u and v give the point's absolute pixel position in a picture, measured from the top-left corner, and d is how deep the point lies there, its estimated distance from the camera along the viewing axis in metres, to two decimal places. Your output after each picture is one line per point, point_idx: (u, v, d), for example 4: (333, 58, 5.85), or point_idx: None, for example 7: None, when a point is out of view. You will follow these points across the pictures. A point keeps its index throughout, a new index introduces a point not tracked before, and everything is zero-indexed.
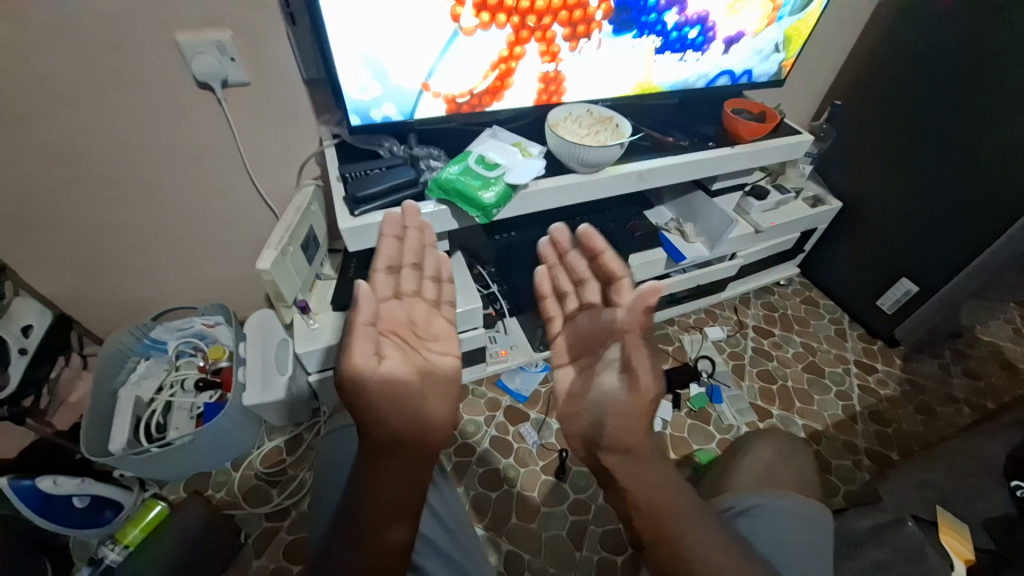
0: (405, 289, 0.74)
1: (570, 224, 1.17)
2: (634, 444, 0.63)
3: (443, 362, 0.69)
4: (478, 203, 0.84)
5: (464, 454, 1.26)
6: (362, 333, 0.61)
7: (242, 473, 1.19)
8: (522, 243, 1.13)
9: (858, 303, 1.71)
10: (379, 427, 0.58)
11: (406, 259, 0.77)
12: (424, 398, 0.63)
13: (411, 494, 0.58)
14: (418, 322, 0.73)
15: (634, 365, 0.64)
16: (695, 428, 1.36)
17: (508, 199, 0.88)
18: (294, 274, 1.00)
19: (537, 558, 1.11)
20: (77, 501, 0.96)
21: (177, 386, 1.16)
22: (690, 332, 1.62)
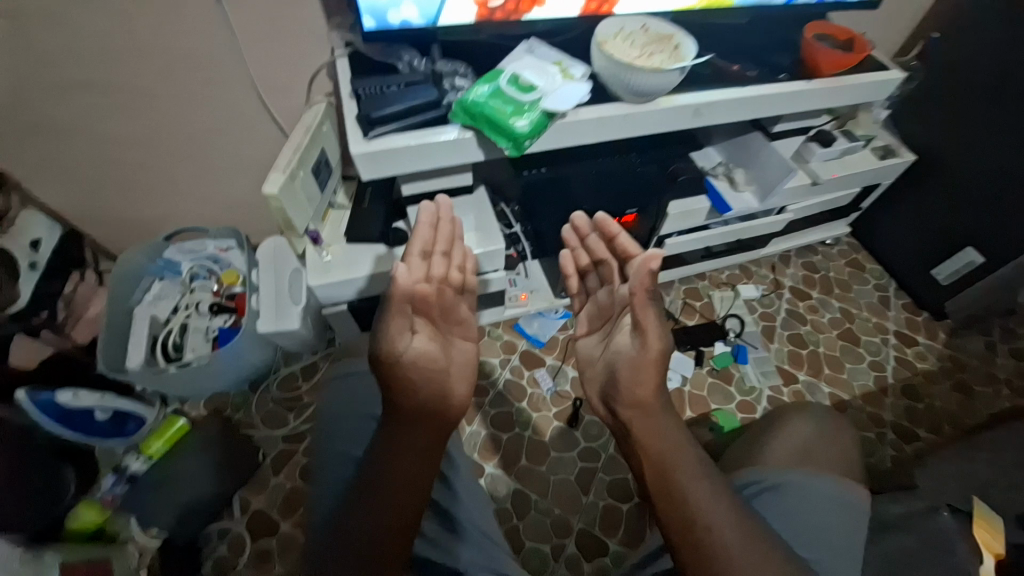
0: (434, 272, 0.68)
1: (606, 163, 1.05)
2: (646, 395, 0.66)
3: (463, 348, 0.69)
4: (510, 133, 0.73)
5: (478, 394, 1.25)
6: (399, 311, 0.60)
7: (260, 396, 1.21)
8: (552, 181, 1.03)
9: (909, 270, 1.57)
10: (407, 396, 0.60)
11: (438, 245, 0.70)
12: (449, 375, 0.65)
13: (428, 462, 0.59)
14: (446, 305, 0.69)
15: (643, 323, 0.66)
16: (714, 387, 1.32)
17: (543, 128, 0.76)
18: (303, 202, 0.93)
19: (544, 498, 1.12)
20: (99, 414, 1.00)
21: (192, 308, 1.15)
22: (721, 289, 1.52)
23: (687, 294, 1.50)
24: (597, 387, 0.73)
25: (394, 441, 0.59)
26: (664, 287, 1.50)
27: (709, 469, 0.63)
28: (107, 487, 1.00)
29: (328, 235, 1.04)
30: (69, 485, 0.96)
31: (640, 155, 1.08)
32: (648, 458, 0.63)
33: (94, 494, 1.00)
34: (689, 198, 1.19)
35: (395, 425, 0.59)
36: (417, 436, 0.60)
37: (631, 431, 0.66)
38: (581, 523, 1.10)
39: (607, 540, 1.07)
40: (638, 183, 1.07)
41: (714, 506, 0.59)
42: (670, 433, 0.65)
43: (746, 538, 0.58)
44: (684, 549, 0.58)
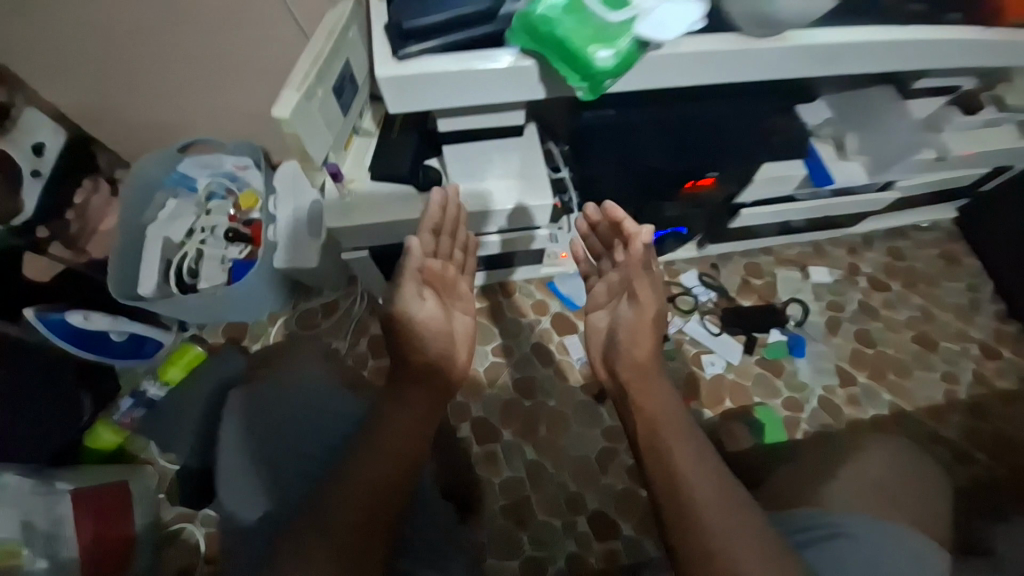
0: (440, 251, 0.76)
1: (686, 111, 0.85)
2: (641, 355, 0.71)
3: (462, 323, 0.79)
4: (588, 68, 0.56)
5: (502, 355, 1.17)
6: (410, 277, 0.70)
7: (278, 329, 1.16)
8: (613, 127, 0.85)
9: (1008, 275, 1.32)
10: (418, 354, 0.72)
11: (448, 225, 0.76)
12: (453, 340, 0.76)
13: (429, 419, 0.71)
14: (448, 282, 0.77)
15: (639, 290, 0.73)
16: (761, 379, 1.19)
17: (631, 61, 0.58)
18: (319, 129, 0.79)
19: (560, 472, 1.07)
20: (114, 335, 0.99)
21: (207, 232, 1.07)
22: (788, 268, 1.33)
23: (747, 270, 1.32)
24: (599, 345, 0.76)
25: (402, 396, 0.70)
26: (721, 259, 1.32)
27: (698, 433, 0.66)
28: (125, 409, 1.01)
29: (348, 168, 0.91)
30: (84, 407, 0.97)
31: (732, 105, 0.87)
32: (643, 415, 0.67)
33: (112, 414, 1.01)
34: (782, 164, 0.99)
35: (406, 382, 0.71)
36: (417, 394, 0.70)
37: (628, 391, 0.70)
38: (594, 502, 1.05)
39: (620, 522, 1.03)
40: (724, 143, 0.88)
41: (700, 465, 0.62)
42: (670, 399, 0.68)
43: (723, 497, 0.60)
44: (663, 481, 0.61)
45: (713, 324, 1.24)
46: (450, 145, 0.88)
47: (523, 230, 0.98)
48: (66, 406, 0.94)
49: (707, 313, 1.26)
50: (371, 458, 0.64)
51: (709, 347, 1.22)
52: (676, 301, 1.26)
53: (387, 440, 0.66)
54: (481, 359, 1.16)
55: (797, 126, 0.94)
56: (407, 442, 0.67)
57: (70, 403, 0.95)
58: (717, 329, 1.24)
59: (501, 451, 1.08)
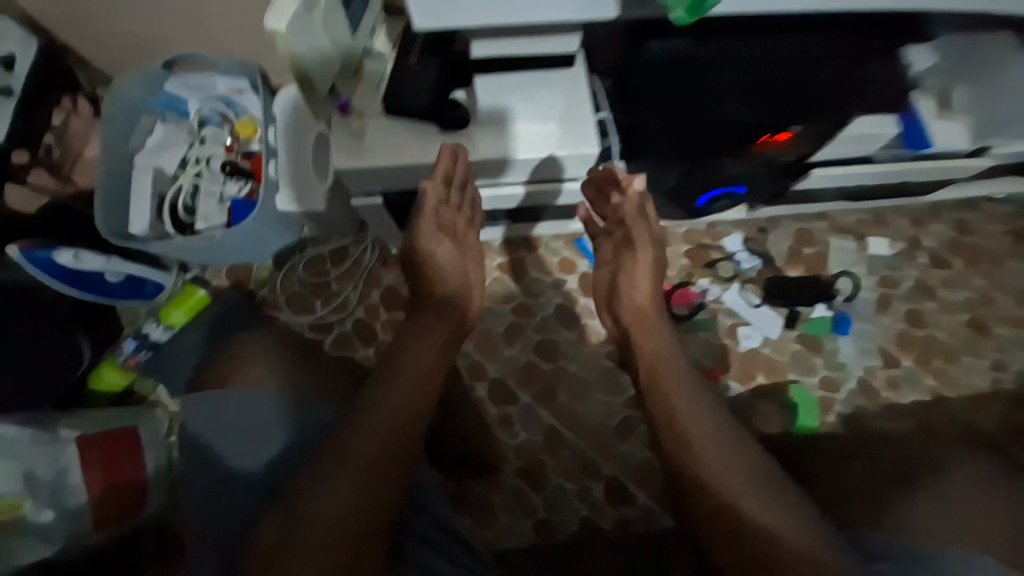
0: (451, 202, 0.78)
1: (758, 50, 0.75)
2: (641, 299, 0.85)
3: (475, 273, 0.83)
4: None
5: (523, 315, 1.10)
6: (431, 221, 0.77)
7: (285, 274, 1.09)
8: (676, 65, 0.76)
9: None
10: (438, 288, 0.79)
11: (458, 179, 0.77)
12: (468, 283, 0.82)
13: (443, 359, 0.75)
14: (459, 232, 0.81)
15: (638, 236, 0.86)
16: (798, 356, 1.12)
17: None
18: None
19: (577, 438, 1.03)
20: (110, 276, 0.93)
21: (203, 165, 0.97)
22: (843, 236, 1.20)
23: (798, 236, 1.19)
24: (605, 290, 0.91)
25: (424, 329, 0.76)
26: (770, 223, 1.20)
27: (690, 374, 0.78)
28: (128, 351, 0.96)
29: (356, 100, 0.78)
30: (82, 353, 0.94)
31: (813, 45, 0.74)
32: (644, 355, 0.81)
33: (117, 356, 0.96)
34: (869, 120, 0.84)
35: (429, 313, 0.77)
36: (437, 328, 0.76)
37: (631, 334, 0.84)
38: (611, 471, 1.02)
39: (636, 491, 1.01)
40: (801, 94, 0.76)
41: (700, 409, 0.73)
42: (666, 339, 0.82)
43: (723, 436, 0.71)
44: (663, 421, 0.74)
45: (754, 295, 1.14)
46: (483, 75, 0.72)
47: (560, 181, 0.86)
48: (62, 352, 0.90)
49: (748, 281, 1.15)
50: (393, 386, 0.68)
51: (746, 319, 1.13)
52: (715, 267, 1.15)
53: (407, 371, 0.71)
54: (500, 318, 1.09)
55: (898, 70, 0.77)
56: (424, 376, 0.71)
57: (68, 345, 0.91)
58: (757, 300, 1.14)
59: (517, 415, 1.04)
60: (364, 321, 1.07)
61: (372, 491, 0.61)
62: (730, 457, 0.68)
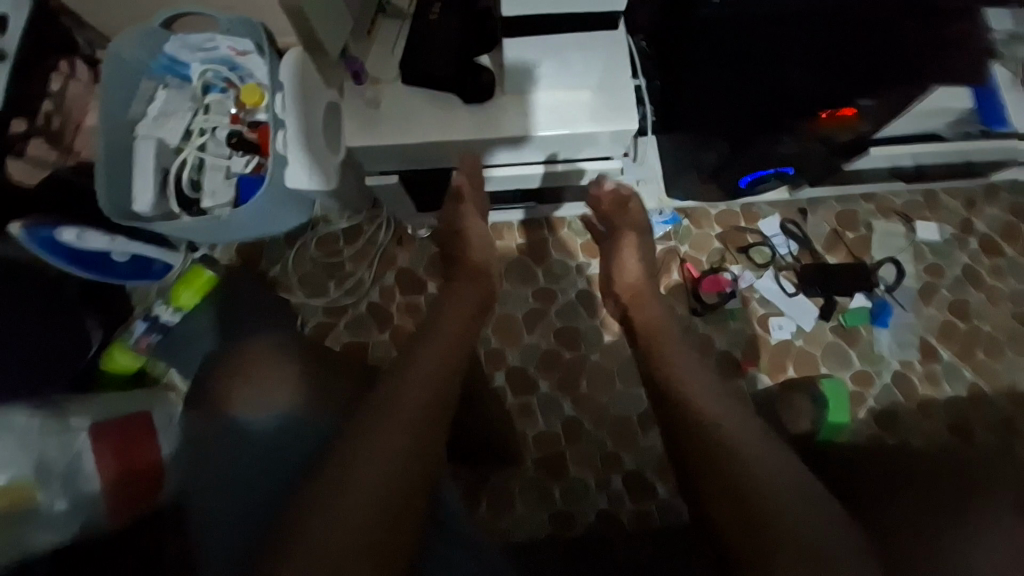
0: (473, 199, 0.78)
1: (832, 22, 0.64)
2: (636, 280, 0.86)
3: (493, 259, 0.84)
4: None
5: (544, 300, 1.05)
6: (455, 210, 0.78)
7: (297, 254, 1.04)
8: (739, 30, 0.65)
9: None
10: (467, 255, 0.79)
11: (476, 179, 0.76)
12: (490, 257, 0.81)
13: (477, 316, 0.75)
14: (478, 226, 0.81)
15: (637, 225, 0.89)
16: (833, 348, 1.07)
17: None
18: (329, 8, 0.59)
19: (598, 429, 1.01)
20: (116, 256, 0.90)
21: (208, 135, 0.90)
22: (890, 220, 1.12)
23: (840, 219, 1.11)
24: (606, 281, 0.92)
25: (457, 291, 0.76)
26: (812, 204, 1.12)
27: (685, 343, 0.78)
28: (139, 333, 0.94)
29: (369, 66, 0.70)
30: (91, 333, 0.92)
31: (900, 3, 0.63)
32: (644, 329, 0.81)
33: (128, 338, 0.95)
34: (942, 93, 0.75)
35: (459, 277, 0.78)
36: (468, 290, 0.76)
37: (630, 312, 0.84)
38: (632, 463, 1.00)
39: (657, 484, 0.99)
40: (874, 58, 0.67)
41: (694, 370, 0.72)
42: (658, 310, 0.83)
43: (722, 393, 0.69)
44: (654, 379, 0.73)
45: (789, 283, 1.08)
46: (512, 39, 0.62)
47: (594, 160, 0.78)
48: (70, 333, 0.89)
49: (785, 268, 1.09)
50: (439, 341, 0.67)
51: (779, 308, 1.07)
52: (749, 252, 1.08)
53: (450, 326, 0.70)
54: (521, 303, 1.05)
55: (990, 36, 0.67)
56: (465, 332, 0.71)
57: (76, 327, 0.90)
58: (792, 289, 1.08)
59: (537, 404, 1.01)
60: (378, 304, 1.03)
61: (411, 453, 0.56)
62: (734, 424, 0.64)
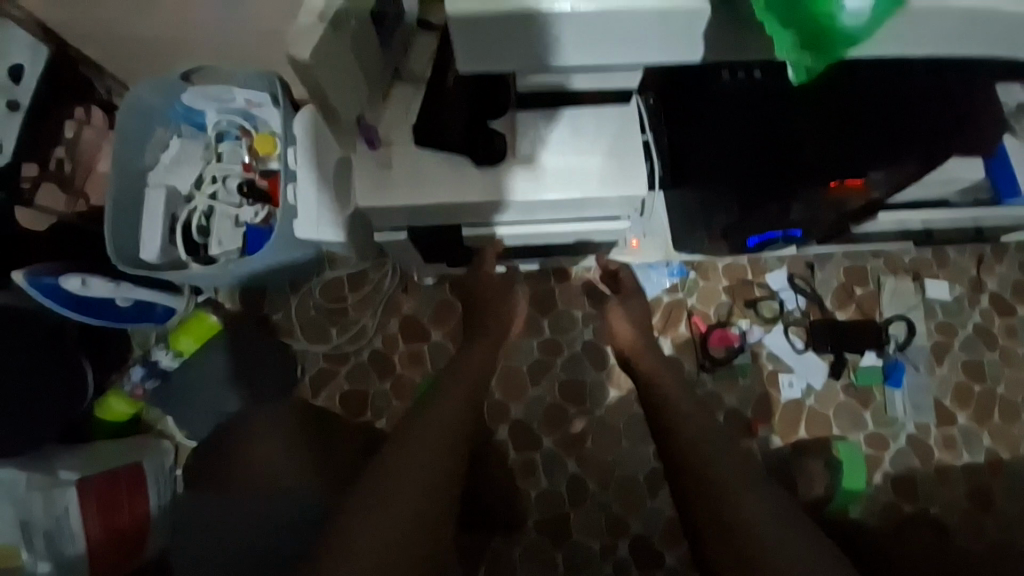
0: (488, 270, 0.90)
1: (823, 99, 0.72)
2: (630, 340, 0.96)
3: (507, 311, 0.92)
4: (829, 19, 0.36)
5: (549, 352, 1.03)
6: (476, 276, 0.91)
7: (301, 299, 1.04)
8: (741, 103, 0.75)
9: None
10: (486, 311, 0.89)
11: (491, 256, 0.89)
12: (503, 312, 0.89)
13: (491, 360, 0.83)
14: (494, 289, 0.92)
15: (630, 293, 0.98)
16: (845, 409, 1.04)
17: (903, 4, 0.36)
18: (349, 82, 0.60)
19: (602, 490, 0.97)
20: (120, 301, 0.88)
21: (219, 183, 0.91)
22: (899, 277, 1.11)
23: (849, 275, 1.11)
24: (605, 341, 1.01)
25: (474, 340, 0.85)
26: (820, 259, 1.11)
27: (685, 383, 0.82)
28: (135, 380, 0.93)
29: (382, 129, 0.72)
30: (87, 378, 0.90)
31: None
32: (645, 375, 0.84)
33: (124, 386, 0.93)
34: (950, 164, 0.75)
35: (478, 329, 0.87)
36: (484, 339, 0.85)
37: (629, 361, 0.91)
38: (638, 527, 0.96)
39: (663, 551, 0.95)
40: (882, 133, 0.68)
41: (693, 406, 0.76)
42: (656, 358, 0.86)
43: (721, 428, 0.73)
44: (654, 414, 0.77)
45: (798, 339, 1.06)
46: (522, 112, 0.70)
47: (603, 220, 0.78)
48: (66, 379, 0.86)
49: (794, 324, 1.07)
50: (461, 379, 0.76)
51: (789, 365, 1.05)
52: (757, 307, 1.07)
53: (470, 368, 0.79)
54: (526, 355, 1.03)
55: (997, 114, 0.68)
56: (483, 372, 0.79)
57: (73, 376, 0.87)
58: (802, 345, 1.06)
59: (540, 461, 0.99)
60: (380, 352, 1.02)
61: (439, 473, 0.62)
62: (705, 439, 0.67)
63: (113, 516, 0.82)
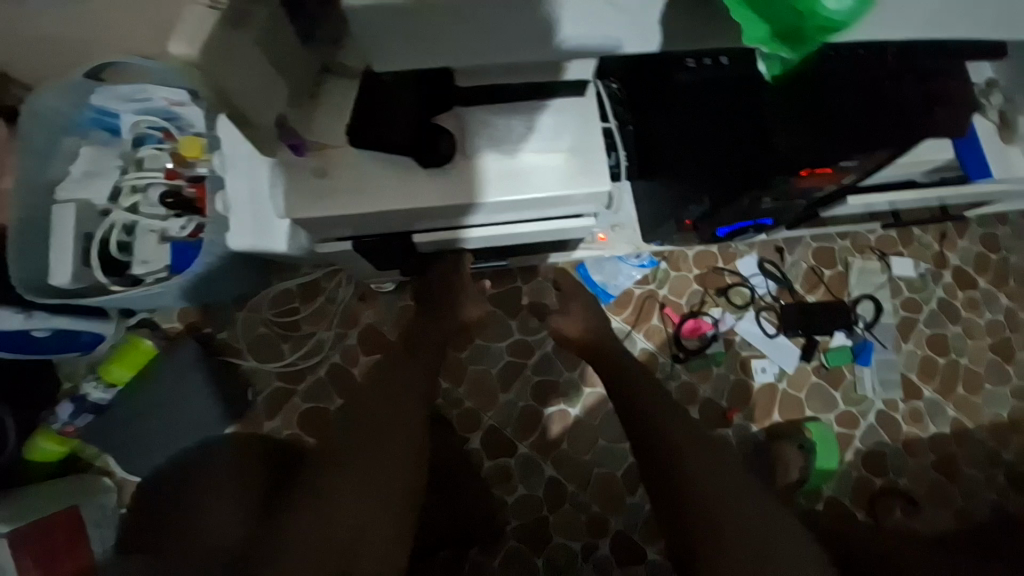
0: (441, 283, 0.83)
1: (793, 81, 0.67)
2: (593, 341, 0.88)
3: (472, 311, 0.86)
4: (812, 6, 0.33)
5: (520, 354, 0.99)
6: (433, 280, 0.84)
7: (248, 315, 0.96)
8: (706, 88, 0.72)
9: None
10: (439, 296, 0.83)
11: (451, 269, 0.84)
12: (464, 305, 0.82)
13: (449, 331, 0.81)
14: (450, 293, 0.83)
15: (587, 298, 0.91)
16: (817, 390, 1.04)
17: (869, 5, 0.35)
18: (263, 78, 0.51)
19: (582, 491, 0.95)
20: (36, 332, 0.78)
21: (141, 194, 0.82)
22: (865, 256, 1.11)
23: (818, 257, 1.10)
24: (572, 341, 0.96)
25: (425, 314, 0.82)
26: (789, 242, 1.10)
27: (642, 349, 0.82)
28: (65, 418, 0.84)
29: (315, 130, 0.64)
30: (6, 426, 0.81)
31: None
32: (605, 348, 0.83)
33: (52, 423, 0.84)
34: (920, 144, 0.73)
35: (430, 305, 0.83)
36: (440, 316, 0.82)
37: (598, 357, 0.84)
38: (619, 525, 0.95)
39: (646, 548, 0.94)
40: None
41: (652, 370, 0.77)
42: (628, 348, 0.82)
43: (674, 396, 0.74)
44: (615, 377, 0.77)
45: (770, 323, 1.05)
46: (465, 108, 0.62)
47: (569, 218, 0.72)
48: None
49: (765, 308, 1.06)
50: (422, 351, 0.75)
51: (762, 351, 1.04)
52: (729, 294, 1.05)
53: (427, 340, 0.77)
54: (495, 359, 0.99)
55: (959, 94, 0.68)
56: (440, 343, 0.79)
57: None
58: (773, 330, 1.05)
59: (517, 467, 0.95)
60: (341, 366, 0.96)
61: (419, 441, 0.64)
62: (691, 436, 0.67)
63: (53, 570, 0.74)
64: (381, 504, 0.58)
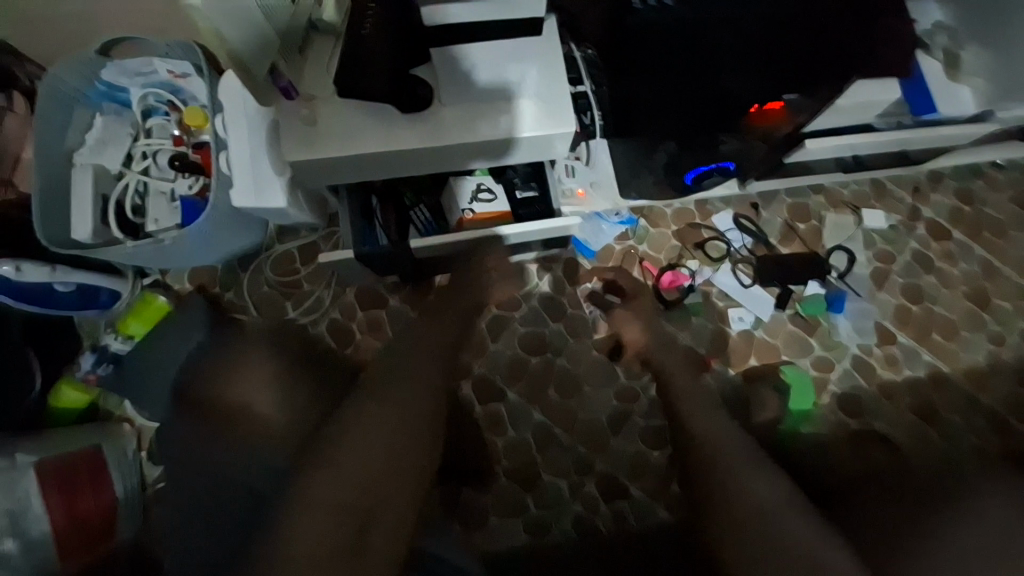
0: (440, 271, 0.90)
1: (753, 9, 0.68)
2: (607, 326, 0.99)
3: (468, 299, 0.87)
4: None
5: (507, 308, 1.05)
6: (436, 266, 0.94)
7: (252, 277, 1.03)
8: None
9: None
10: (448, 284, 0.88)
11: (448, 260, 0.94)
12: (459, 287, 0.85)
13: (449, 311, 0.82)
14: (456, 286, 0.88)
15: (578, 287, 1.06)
16: (793, 338, 1.09)
17: None
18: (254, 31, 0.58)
19: (569, 435, 1.01)
20: (60, 287, 0.86)
21: (151, 160, 0.89)
22: (840, 211, 1.15)
23: (792, 212, 1.15)
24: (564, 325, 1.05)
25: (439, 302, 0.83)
26: (764, 199, 1.15)
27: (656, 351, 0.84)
28: (87, 368, 0.92)
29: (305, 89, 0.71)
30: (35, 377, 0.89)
31: None
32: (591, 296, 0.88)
33: (75, 373, 0.92)
34: (870, 85, 0.80)
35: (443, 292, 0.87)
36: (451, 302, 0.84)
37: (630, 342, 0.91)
38: (605, 466, 1.00)
39: (630, 486, 0.99)
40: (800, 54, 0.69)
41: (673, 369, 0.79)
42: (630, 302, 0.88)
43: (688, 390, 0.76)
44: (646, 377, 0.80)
45: (746, 275, 1.10)
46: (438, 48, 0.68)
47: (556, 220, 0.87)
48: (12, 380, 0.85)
49: (741, 261, 1.11)
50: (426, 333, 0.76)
51: (738, 301, 1.09)
52: (705, 248, 1.10)
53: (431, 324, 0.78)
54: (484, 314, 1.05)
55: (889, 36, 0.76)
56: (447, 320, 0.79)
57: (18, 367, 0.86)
58: (749, 281, 1.10)
59: (506, 413, 1.01)
60: (340, 322, 1.02)
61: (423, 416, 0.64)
62: (724, 436, 0.66)
63: (76, 505, 0.80)
64: (389, 471, 0.59)
